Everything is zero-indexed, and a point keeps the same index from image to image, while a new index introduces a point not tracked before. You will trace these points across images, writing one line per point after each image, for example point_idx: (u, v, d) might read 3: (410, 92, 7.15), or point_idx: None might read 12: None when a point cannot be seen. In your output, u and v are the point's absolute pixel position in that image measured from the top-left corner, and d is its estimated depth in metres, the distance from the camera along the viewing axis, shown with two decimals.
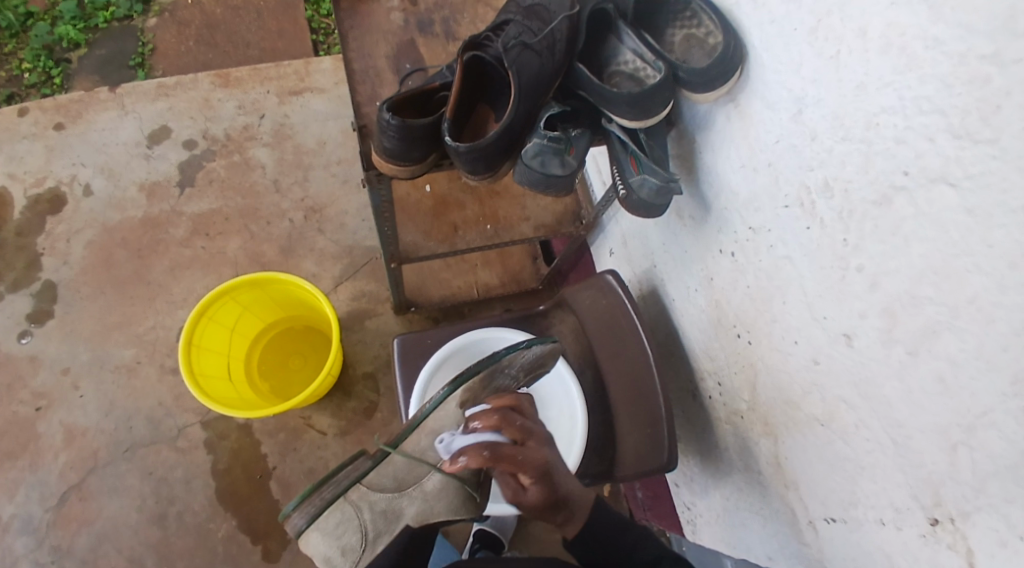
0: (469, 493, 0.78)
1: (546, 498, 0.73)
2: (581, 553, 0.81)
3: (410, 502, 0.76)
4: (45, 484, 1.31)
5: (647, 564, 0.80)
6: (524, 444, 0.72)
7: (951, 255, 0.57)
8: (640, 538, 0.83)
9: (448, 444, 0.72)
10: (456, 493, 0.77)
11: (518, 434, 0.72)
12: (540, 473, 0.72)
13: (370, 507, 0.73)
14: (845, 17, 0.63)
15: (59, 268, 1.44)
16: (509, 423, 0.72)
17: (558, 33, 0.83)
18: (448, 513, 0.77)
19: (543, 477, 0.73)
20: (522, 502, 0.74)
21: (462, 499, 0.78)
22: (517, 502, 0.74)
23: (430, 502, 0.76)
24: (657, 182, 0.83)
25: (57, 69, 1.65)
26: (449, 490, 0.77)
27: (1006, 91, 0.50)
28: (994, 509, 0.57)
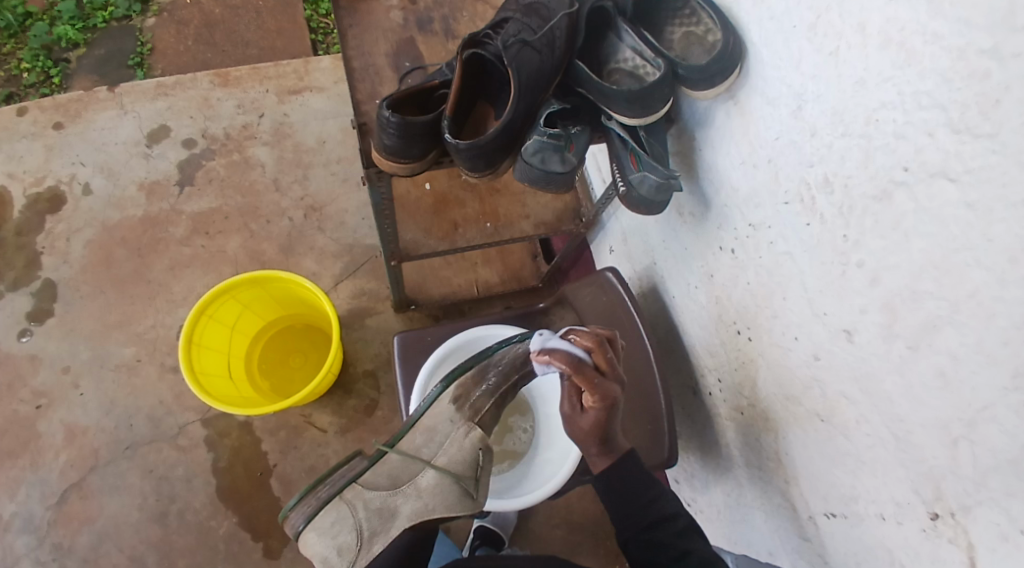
0: (465, 490, 0.79)
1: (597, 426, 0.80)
2: (608, 494, 0.84)
3: (404, 499, 0.77)
4: (46, 483, 1.31)
5: (661, 519, 0.80)
6: (606, 373, 0.79)
7: (951, 251, 0.57)
8: (663, 494, 0.82)
9: (543, 340, 0.80)
10: (452, 490, 0.79)
11: (607, 365, 0.79)
12: (602, 403, 0.78)
13: (365, 504, 0.75)
14: (845, 14, 0.63)
15: (59, 267, 1.44)
16: (605, 352, 0.79)
17: (558, 30, 0.83)
18: (445, 509, 0.78)
19: (606, 408, 0.79)
20: (573, 418, 0.83)
21: (459, 497, 0.79)
22: (569, 416, 0.83)
23: (426, 499, 0.77)
24: (657, 179, 0.84)
25: (55, 69, 1.65)
26: (444, 486, 0.79)
27: (1006, 87, 0.51)
28: (995, 503, 0.57)
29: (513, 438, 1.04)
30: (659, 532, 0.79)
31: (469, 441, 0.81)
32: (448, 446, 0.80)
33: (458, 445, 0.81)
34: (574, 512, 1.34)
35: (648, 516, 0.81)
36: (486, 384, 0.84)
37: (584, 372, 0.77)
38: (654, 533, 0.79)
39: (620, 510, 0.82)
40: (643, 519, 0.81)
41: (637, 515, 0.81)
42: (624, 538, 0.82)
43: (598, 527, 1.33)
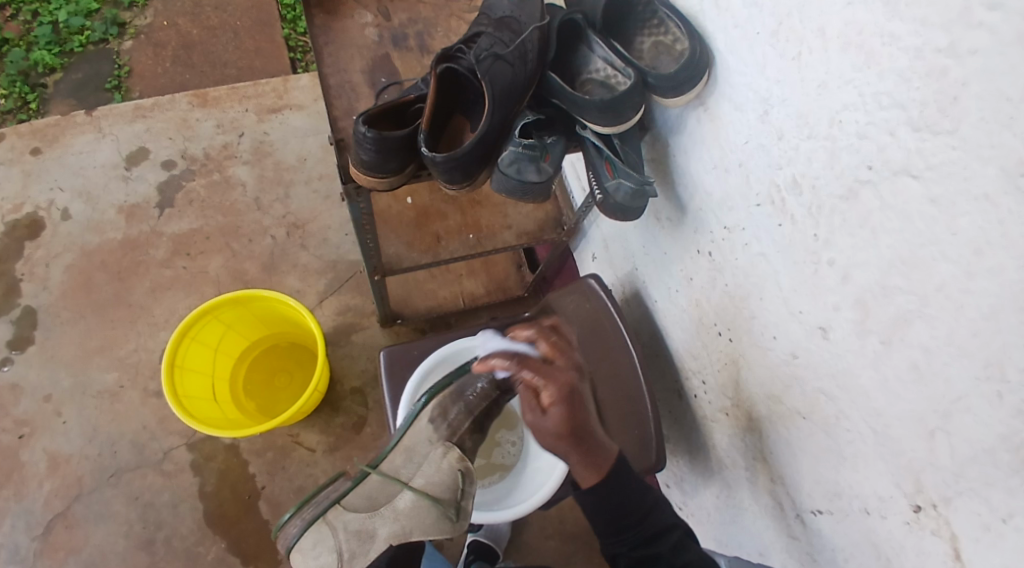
0: (443, 514, 0.79)
1: (565, 420, 0.74)
2: (595, 510, 0.82)
3: (382, 522, 0.78)
4: (30, 513, 1.29)
5: (658, 531, 0.82)
6: (555, 362, 0.76)
7: (917, 245, 0.58)
8: (656, 506, 0.83)
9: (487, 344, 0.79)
10: (428, 512, 0.79)
11: (552, 351, 0.77)
12: (561, 394, 0.74)
13: (344, 526, 0.76)
14: (805, 19, 0.64)
15: (39, 293, 1.43)
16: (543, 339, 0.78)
17: (529, 43, 0.84)
18: (421, 532, 0.78)
19: (564, 399, 0.74)
20: (539, 424, 0.75)
21: (436, 520, 0.78)
22: (535, 425, 0.76)
23: (402, 522, 0.78)
24: (632, 185, 0.84)
25: (33, 94, 1.64)
26: (421, 508, 0.79)
27: (963, 83, 0.52)
28: (974, 493, 0.58)
29: (502, 452, 1.04)
30: (656, 548, 0.81)
31: (447, 462, 0.80)
32: (426, 468, 0.80)
33: (436, 467, 0.80)
34: (567, 522, 1.33)
35: (643, 533, 0.81)
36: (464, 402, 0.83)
37: (529, 363, 0.74)
38: (648, 550, 0.81)
39: (608, 526, 0.82)
40: (639, 534, 0.81)
41: (630, 530, 0.81)
42: (612, 550, 0.83)
43: (592, 535, 1.32)
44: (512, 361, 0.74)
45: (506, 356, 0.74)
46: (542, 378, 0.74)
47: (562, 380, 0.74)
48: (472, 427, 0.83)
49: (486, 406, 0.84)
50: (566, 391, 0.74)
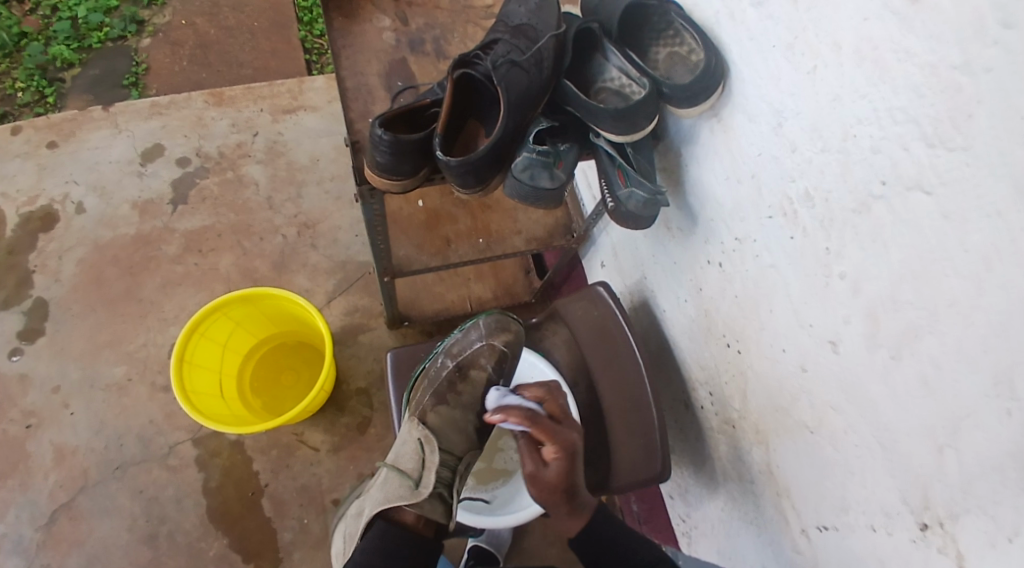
0: (403, 482, 0.81)
1: (563, 477, 0.77)
2: (586, 555, 0.82)
3: (366, 502, 0.84)
4: (35, 504, 1.30)
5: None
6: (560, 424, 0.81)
7: (930, 260, 0.58)
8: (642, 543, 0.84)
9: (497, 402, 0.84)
10: (393, 482, 0.82)
11: (558, 413, 0.83)
12: (564, 450, 0.78)
13: (351, 513, 0.87)
14: (820, 33, 0.65)
15: (50, 286, 1.44)
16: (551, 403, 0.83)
17: (545, 51, 0.85)
18: (383, 498, 0.80)
19: (567, 455, 0.78)
20: (537, 477, 0.78)
21: (397, 488, 0.80)
22: (532, 477, 0.78)
23: (376, 495, 0.82)
24: (644, 195, 0.85)
25: (51, 88, 1.66)
26: (389, 480, 0.83)
27: (978, 99, 0.52)
28: (982, 509, 0.58)
29: (503, 458, 1.05)
30: None
31: (411, 434, 0.88)
32: (398, 446, 0.88)
33: (406, 444, 0.87)
34: None
35: None
36: (430, 383, 0.94)
37: (540, 422, 0.79)
38: None
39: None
40: None
41: None
42: None
43: None
44: (524, 418, 0.79)
45: (520, 415, 0.79)
46: (549, 436, 0.78)
47: (567, 439, 0.79)
48: (431, 400, 0.92)
49: (447, 378, 0.94)
50: (568, 449, 0.78)
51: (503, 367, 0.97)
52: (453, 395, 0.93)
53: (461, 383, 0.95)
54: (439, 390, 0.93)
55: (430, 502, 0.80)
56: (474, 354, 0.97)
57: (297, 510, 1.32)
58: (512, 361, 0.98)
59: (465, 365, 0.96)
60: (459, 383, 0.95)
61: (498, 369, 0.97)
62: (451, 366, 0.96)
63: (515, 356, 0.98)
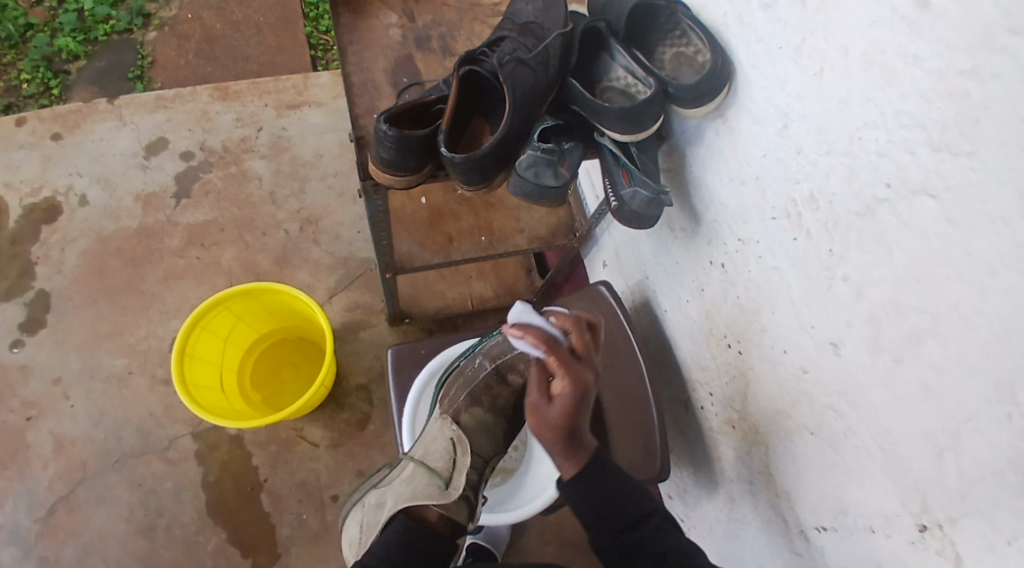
0: (433, 480, 0.81)
1: (566, 417, 0.73)
2: (579, 501, 0.78)
3: (388, 493, 0.84)
4: (33, 494, 1.30)
5: (641, 518, 0.78)
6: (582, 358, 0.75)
7: (933, 265, 0.58)
8: (637, 491, 0.80)
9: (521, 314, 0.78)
10: (422, 478, 0.82)
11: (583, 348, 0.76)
12: (576, 390, 0.73)
13: (368, 500, 0.87)
14: (828, 37, 0.65)
15: (52, 277, 1.44)
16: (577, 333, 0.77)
17: (552, 49, 0.85)
18: (410, 494, 0.79)
19: (576, 395, 0.73)
20: (539, 409, 0.75)
21: (426, 485, 0.80)
22: (534, 407, 0.75)
23: (400, 489, 0.82)
24: (648, 194, 0.85)
25: (56, 80, 1.66)
26: (416, 475, 0.83)
27: (984, 105, 0.52)
28: (980, 514, 0.58)
29: (503, 456, 1.04)
30: (639, 533, 0.77)
31: (442, 432, 0.88)
32: (425, 442, 0.88)
33: (435, 441, 0.87)
34: (567, 529, 1.33)
35: (626, 519, 0.78)
36: (467, 385, 0.92)
37: (558, 352, 0.74)
38: (633, 535, 0.77)
39: (593, 518, 0.78)
40: (621, 524, 0.77)
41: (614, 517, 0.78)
42: (597, 544, 0.78)
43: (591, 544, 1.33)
44: (543, 342, 0.74)
45: (539, 337, 0.74)
46: (563, 369, 0.73)
47: (582, 379, 0.74)
48: (466, 402, 0.90)
49: (485, 380, 0.92)
50: (579, 389, 0.73)
51: None
52: (489, 398, 0.92)
53: (498, 387, 0.93)
54: (474, 394, 0.91)
55: (456, 503, 0.80)
56: (513, 358, 0.93)
57: (295, 505, 1.32)
58: None
59: (504, 367, 0.93)
60: (496, 386, 0.93)
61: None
62: (489, 368, 0.93)
63: None
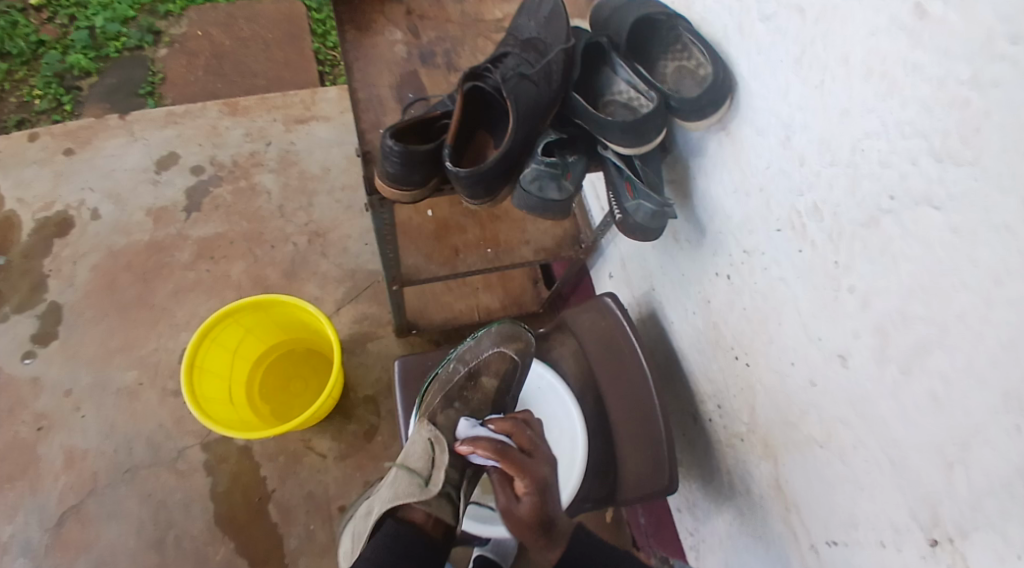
0: (412, 480, 0.81)
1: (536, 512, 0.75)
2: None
3: (374, 501, 0.84)
4: (44, 507, 1.31)
5: None
6: (531, 455, 0.79)
7: (939, 274, 0.58)
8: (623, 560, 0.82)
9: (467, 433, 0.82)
10: (402, 480, 0.82)
11: (528, 445, 0.80)
12: (536, 486, 0.75)
13: (359, 513, 0.87)
14: (828, 47, 0.66)
15: (64, 291, 1.46)
16: (521, 433, 0.81)
17: (554, 65, 0.86)
18: (393, 495, 0.80)
19: (538, 490, 0.75)
20: (511, 511, 0.75)
21: (406, 485, 0.80)
22: (506, 512, 0.76)
23: (384, 493, 0.82)
24: (653, 206, 0.86)
25: (68, 96, 1.68)
26: (397, 478, 0.83)
27: (986, 114, 0.53)
28: (992, 527, 0.57)
29: None
30: None
31: (420, 434, 0.87)
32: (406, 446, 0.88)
33: (413, 444, 0.87)
34: None
35: None
36: (444, 391, 0.95)
37: (510, 456, 0.76)
38: None
39: None
40: None
41: None
42: None
43: None
44: (494, 451, 0.76)
45: (489, 446, 0.77)
46: (519, 470, 0.75)
47: (538, 474, 0.76)
48: (443, 403, 0.93)
49: (458, 383, 0.96)
50: (539, 483, 0.76)
51: (513, 380, 1.00)
52: (463, 400, 0.95)
53: (472, 388, 0.96)
54: (450, 395, 0.94)
55: (437, 499, 0.80)
56: (488, 360, 1.00)
57: (303, 517, 1.32)
58: (522, 371, 1.01)
59: (475, 370, 0.98)
60: (470, 388, 0.96)
61: (508, 379, 1.00)
62: (462, 371, 0.98)
63: (526, 365, 1.02)
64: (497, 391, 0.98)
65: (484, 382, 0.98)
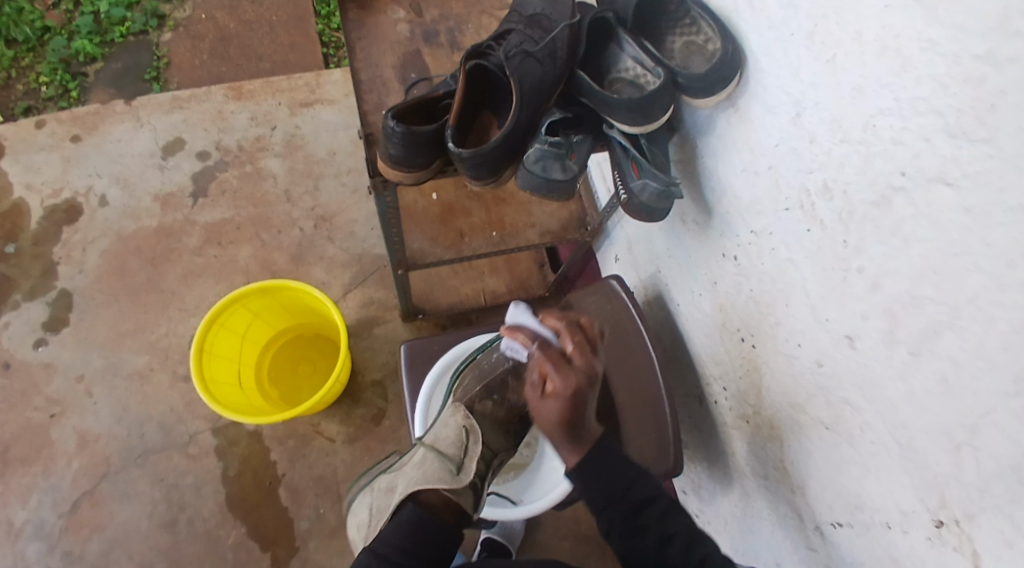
0: (444, 466, 0.83)
1: (560, 416, 0.76)
2: (585, 481, 0.79)
3: (398, 478, 0.85)
4: (58, 489, 1.33)
5: (645, 500, 0.80)
6: (573, 361, 0.76)
7: (951, 255, 0.57)
8: (642, 473, 0.82)
9: (516, 316, 0.80)
10: (433, 462, 0.83)
11: (575, 350, 0.76)
12: (565, 391, 0.75)
13: (376, 486, 0.88)
14: (842, 23, 0.64)
15: (74, 276, 1.47)
16: (569, 335, 0.77)
17: (559, 41, 0.84)
18: (421, 478, 0.81)
19: (568, 396, 0.75)
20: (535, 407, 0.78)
21: (438, 470, 0.82)
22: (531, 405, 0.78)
23: (411, 473, 0.83)
24: (658, 185, 0.84)
25: (74, 82, 1.68)
26: (427, 460, 0.84)
27: (1001, 92, 0.51)
28: (999, 510, 0.56)
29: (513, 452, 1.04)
30: (645, 515, 0.79)
31: (453, 421, 0.89)
32: (436, 428, 0.90)
33: (445, 428, 0.89)
34: (582, 524, 1.33)
35: (631, 500, 0.80)
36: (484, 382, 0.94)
37: (548, 353, 0.76)
38: (638, 517, 0.79)
39: (600, 497, 0.80)
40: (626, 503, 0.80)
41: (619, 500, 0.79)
42: (604, 525, 0.80)
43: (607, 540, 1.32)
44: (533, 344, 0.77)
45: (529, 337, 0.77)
46: (552, 372, 0.75)
47: (572, 379, 0.75)
48: (482, 392, 0.93)
49: (501, 376, 0.94)
50: (572, 393, 0.75)
51: None
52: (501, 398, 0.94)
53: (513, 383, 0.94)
54: (487, 387, 0.94)
55: (463, 489, 0.81)
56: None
57: (313, 499, 1.33)
58: None
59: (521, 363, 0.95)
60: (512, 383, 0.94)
61: None
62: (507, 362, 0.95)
63: None
64: None
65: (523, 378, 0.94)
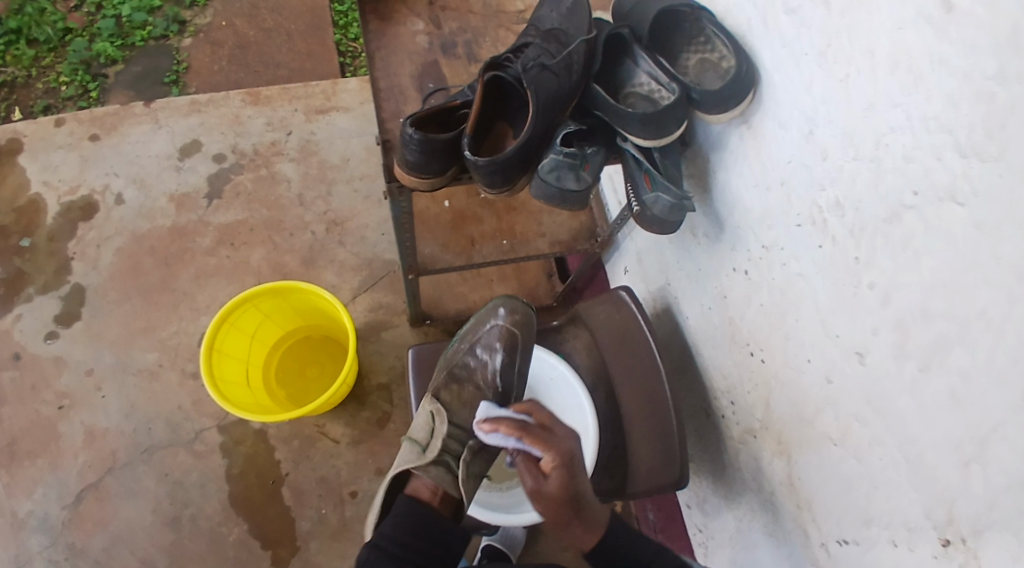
0: (412, 447, 0.88)
1: (564, 490, 0.74)
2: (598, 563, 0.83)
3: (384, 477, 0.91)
4: (64, 483, 1.34)
5: None
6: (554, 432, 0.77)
7: (961, 270, 0.59)
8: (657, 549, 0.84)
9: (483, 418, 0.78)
10: (405, 449, 0.89)
11: (548, 422, 0.78)
12: (562, 460, 0.74)
13: None
14: (855, 41, 0.66)
15: (88, 273, 1.49)
16: (539, 411, 0.79)
17: (575, 56, 0.88)
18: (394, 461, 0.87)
19: (566, 466, 0.74)
20: (538, 493, 0.74)
21: (407, 452, 0.87)
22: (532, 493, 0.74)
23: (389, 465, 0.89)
24: (670, 199, 0.86)
25: (94, 83, 1.71)
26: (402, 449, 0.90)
27: (1011, 110, 0.53)
28: (1006, 525, 0.58)
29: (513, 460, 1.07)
30: None
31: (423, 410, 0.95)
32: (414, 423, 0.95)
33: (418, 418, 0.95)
34: None
35: None
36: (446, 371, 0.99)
37: (533, 431, 0.75)
38: None
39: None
40: None
41: None
42: None
43: None
44: (516, 428, 0.75)
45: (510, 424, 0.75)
46: (545, 444, 0.74)
47: (562, 448, 0.75)
48: (444, 383, 0.97)
49: (462, 363, 1.00)
50: (567, 459, 0.75)
51: (518, 356, 1.00)
52: (462, 384, 0.98)
53: (474, 366, 0.99)
54: (450, 374, 0.99)
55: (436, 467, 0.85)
56: (488, 336, 1.01)
57: (316, 500, 1.34)
58: (522, 356, 1.00)
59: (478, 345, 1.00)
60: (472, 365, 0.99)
61: (510, 352, 1.00)
62: (466, 349, 1.00)
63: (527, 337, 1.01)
64: (493, 367, 0.99)
65: (486, 359, 0.99)
